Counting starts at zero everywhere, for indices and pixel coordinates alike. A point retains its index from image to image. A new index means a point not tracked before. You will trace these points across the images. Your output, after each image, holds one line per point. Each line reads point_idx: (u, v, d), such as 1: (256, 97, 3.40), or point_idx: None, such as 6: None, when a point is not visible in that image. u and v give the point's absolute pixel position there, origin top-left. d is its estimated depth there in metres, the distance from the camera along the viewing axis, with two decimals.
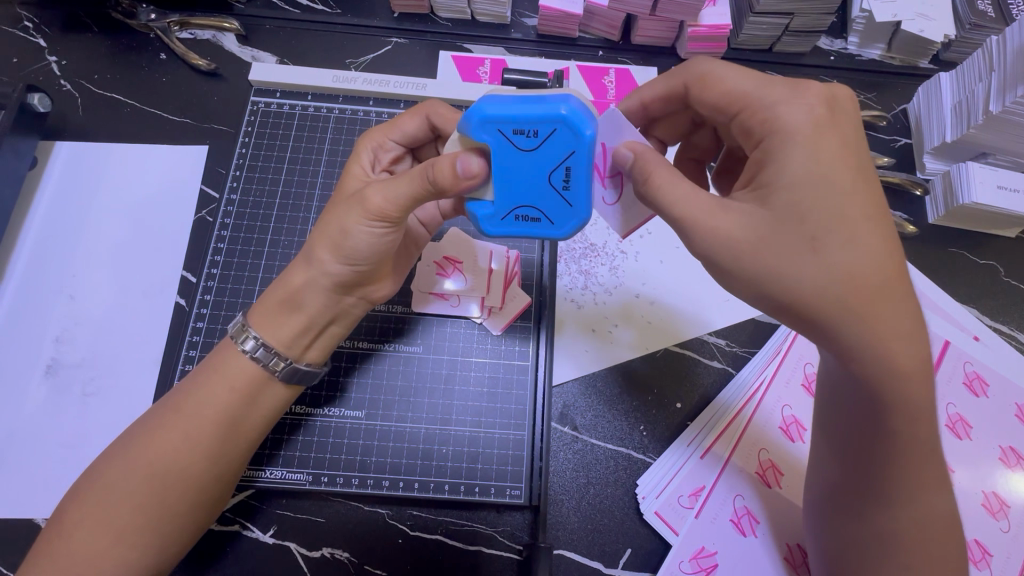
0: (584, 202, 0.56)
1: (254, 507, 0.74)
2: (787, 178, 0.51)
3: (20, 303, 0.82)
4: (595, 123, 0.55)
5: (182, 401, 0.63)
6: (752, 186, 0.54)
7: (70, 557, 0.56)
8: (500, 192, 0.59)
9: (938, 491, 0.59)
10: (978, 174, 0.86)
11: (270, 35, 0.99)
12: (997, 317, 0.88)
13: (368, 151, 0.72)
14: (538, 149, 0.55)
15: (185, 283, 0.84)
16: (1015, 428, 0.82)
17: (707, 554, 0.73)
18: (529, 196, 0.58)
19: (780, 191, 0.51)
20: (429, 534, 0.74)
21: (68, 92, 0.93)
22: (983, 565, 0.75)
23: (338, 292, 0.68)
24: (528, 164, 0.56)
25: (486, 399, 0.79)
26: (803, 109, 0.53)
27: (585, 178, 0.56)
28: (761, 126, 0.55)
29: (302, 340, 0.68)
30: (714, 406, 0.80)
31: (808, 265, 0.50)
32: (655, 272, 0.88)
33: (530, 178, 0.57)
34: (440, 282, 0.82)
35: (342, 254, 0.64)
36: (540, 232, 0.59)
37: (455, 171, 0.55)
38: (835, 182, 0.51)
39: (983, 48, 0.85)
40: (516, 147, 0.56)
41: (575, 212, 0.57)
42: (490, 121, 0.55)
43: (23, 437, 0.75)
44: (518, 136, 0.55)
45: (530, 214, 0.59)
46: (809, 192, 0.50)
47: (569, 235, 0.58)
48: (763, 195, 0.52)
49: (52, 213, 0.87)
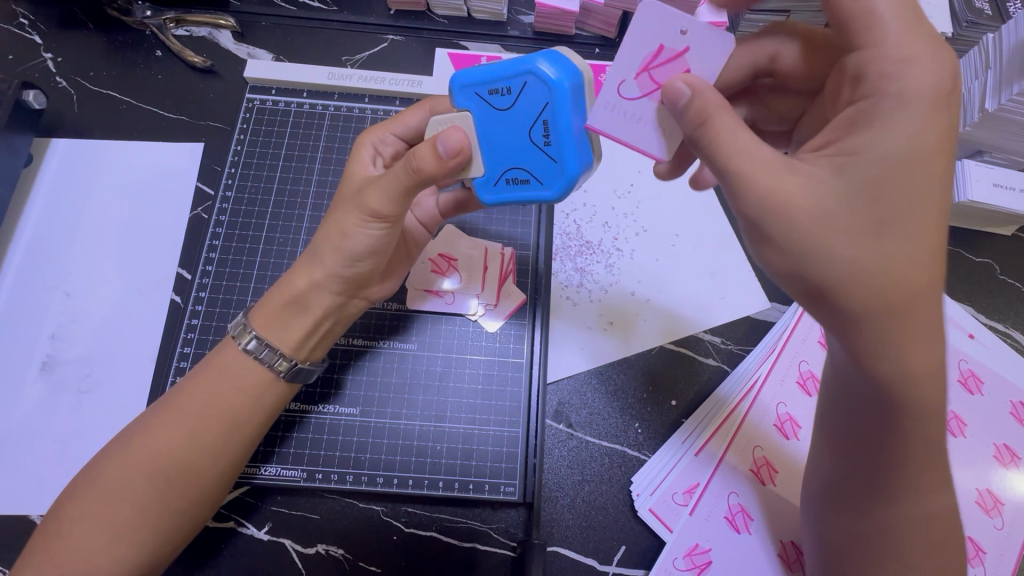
0: (568, 157, 0.57)
1: (250, 504, 0.74)
2: (881, 151, 0.47)
3: (15, 300, 0.82)
4: (567, 77, 0.56)
5: (180, 399, 0.63)
6: (832, 149, 0.50)
7: (67, 555, 0.56)
8: (489, 158, 0.62)
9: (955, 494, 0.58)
10: (973, 172, 0.85)
11: (267, 32, 0.99)
12: (992, 315, 0.89)
13: (369, 147, 0.72)
14: (512, 106, 0.58)
15: (180, 280, 0.84)
16: (1009, 425, 0.82)
17: (701, 551, 0.73)
18: (515, 158, 0.60)
19: (863, 164, 0.48)
20: (423, 531, 0.74)
21: (63, 89, 0.93)
22: (977, 562, 0.76)
23: (343, 296, 0.68)
24: (508, 126, 0.59)
25: (481, 396, 0.79)
26: (933, 73, 0.47)
27: (564, 131, 0.56)
28: (875, 80, 0.49)
29: (308, 343, 0.68)
30: (708, 404, 0.80)
31: (866, 246, 0.47)
32: (651, 270, 0.88)
33: (512, 139, 0.60)
34: (436, 279, 0.83)
35: (341, 258, 0.65)
36: (535, 195, 0.60)
37: (438, 153, 0.57)
38: (930, 168, 0.47)
39: (980, 46, 0.85)
40: (494, 108, 0.60)
41: (561, 167, 0.58)
42: (468, 88, 0.60)
43: (18, 433, 0.75)
44: (493, 97, 0.59)
45: (521, 177, 0.60)
46: (899, 171, 0.47)
47: (561, 194, 0.59)
48: (842, 164, 0.49)
49: (48, 210, 0.87)
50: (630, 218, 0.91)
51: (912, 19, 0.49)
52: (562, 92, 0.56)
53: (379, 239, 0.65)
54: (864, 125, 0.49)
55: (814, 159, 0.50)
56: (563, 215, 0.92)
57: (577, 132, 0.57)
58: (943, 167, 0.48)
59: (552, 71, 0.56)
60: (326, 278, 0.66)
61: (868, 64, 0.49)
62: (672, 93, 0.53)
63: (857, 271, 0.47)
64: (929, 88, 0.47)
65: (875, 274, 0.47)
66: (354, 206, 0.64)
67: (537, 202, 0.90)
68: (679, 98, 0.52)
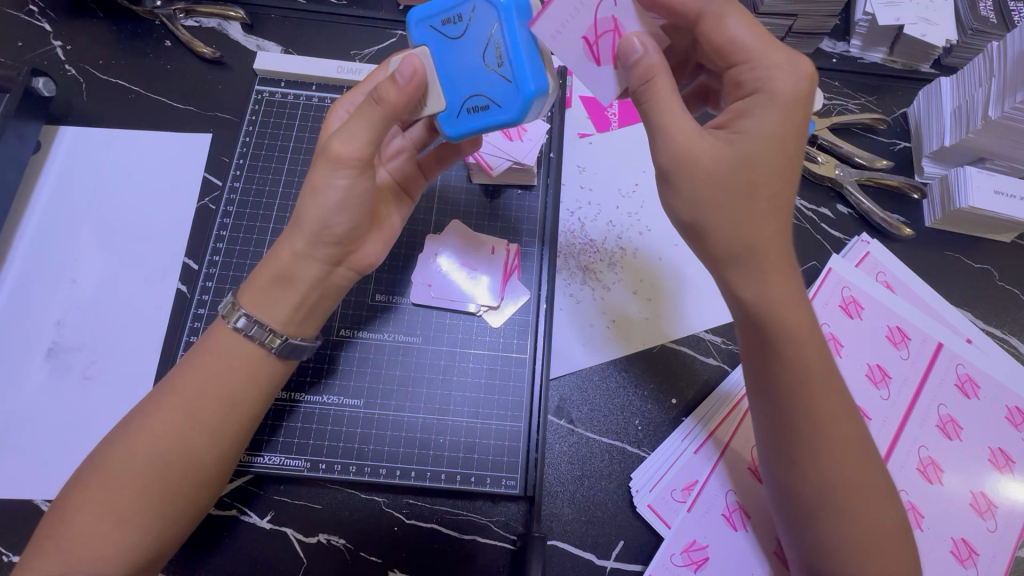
0: (522, 76, 0.59)
1: (252, 493, 0.75)
2: (758, 132, 0.55)
3: (22, 287, 0.82)
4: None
5: (179, 381, 0.63)
6: (723, 130, 0.58)
7: (73, 535, 0.57)
8: (447, 87, 0.63)
9: (856, 459, 0.61)
10: (975, 178, 0.86)
11: (276, 25, 0.99)
12: (990, 321, 0.90)
13: (343, 111, 0.74)
14: (464, 34, 0.61)
15: (187, 270, 0.85)
16: (1004, 429, 0.83)
17: (698, 547, 0.74)
18: (470, 84, 0.62)
19: (747, 141, 0.56)
20: (424, 523, 0.75)
21: (72, 77, 0.94)
22: (969, 563, 0.77)
23: (328, 263, 0.67)
24: (461, 54, 0.61)
25: (485, 390, 0.80)
26: (792, 73, 0.56)
27: (518, 51, 0.58)
28: (751, 81, 0.57)
29: (297, 316, 0.67)
30: (712, 397, 0.82)
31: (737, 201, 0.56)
32: (654, 269, 0.89)
33: (469, 68, 0.61)
34: (439, 271, 0.84)
35: (316, 225, 0.64)
36: (493, 118, 0.62)
37: (398, 84, 0.60)
38: (780, 154, 0.56)
39: (983, 53, 0.86)
40: (450, 39, 0.62)
41: (515, 87, 0.59)
42: (423, 22, 0.63)
43: (25, 417, 0.76)
44: (445, 27, 0.62)
45: (480, 103, 0.62)
46: (775, 155, 0.55)
47: (521, 115, 0.60)
48: (734, 141, 0.56)
49: (55, 198, 0.87)
50: (634, 217, 0.92)
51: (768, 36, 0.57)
52: (510, 15, 0.58)
53: (349, 192, 0.63)
54: (746, 114, 0.57)
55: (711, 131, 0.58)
56: (568, 213, 0.92)
57: (530, 55, 0.59)
58: (766, 164, 0.55)
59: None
60: (312, 249, 0.66)
61: (742, 70, 0.58)
62: (625, 48, 0.56)
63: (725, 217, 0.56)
64: (790, 87, 0.55)
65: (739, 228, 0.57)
66: (321, 158, 0.63)
67: (544, 187, 0.90)
68: (631, 52, 0.56)
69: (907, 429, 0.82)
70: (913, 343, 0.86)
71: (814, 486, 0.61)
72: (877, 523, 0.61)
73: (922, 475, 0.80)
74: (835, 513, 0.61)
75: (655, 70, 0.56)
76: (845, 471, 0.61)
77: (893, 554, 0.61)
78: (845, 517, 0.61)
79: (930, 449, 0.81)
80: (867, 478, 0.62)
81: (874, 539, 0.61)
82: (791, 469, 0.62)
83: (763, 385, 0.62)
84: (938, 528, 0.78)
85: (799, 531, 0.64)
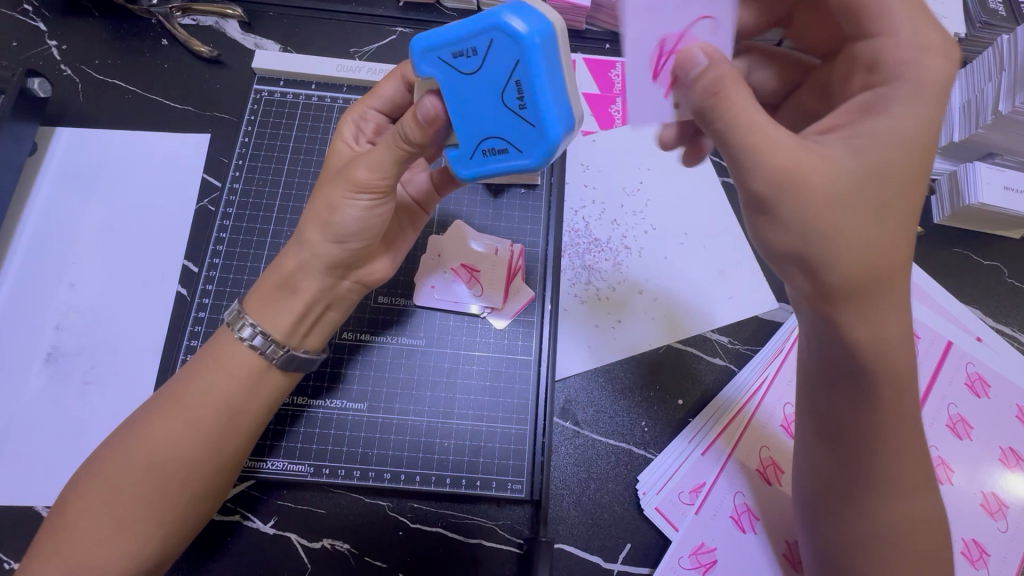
0: (546, 119, 0.53)
1: (255, 498, 0.74)
2: (886, 133, 0.50)
3: (20, 291, 0.81)
4: (500, 20, 0.51)
5: (184, 391, 0.62)
6: (833, 135, 0.52)
7: (71, 546, 0.56)
8: (461, 125, 0.57)
9: (908, 457, 0.59)
10: (985, 174, 0.85)
11: (274, 22, 0.98)
12: (999, 318, 0.88)
13: (353, 123, 0.71)
14: (480, 69, 0.53)
15: (186, 272, 0.84)
16: (1014, 428, 0.82)
17: (706, 550, 0.73)
18: (486, 124, 0.56)
19: (874, 145, 0.50)
20: (429, 527, 0.74)
21: (68, 77, 0.92)
22: (981, 565, 0.76)
23: (331, 275, 0.67)
24: (478, 89, 0.55)
25: (489, 393, 0.79)
26: (945, 60, 0.51)
27: (538, 91, 0.52)
28: (892, 65, 0.52)
29: (298, 329, 0.66)
30: (717, 402, 0.80)
31: (873, 227, 0.50)
32: (659, 269, 0.88)
33: (487, 108, 0.55)
34: (448, 278, 0.83)
35: (329, 233, 0.64)
36: (513, 163, 0.56)
37: (417, 122, 0.56)
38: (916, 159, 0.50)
39: (994, 47, 0.85)
40: (462, 73, 0.55)
41: (538, 132, 0.53)
42: (430, 52, 0.55)
43: (24, 424, 0.75)
44: (458, 60, 0.54)
45: (495, 146, 0.56)
46: (901, 160, 0.50)
47: (542, 163, 0.55)
48: (857, 145, 0.51)
49: (52, 200, 0.86)
50: (639, 216, 0.91)
51: (921, 12, 0.53)
52: (532, 48, 0.51)
53: (367, 213, 0.64)
54: (880, 108, 0.52)
55: (831, 142, 0.51)
56: (572, 213, 0.91)
57: (553, 96, 0.52)
58: (895, 174, 0.50)
59: (523, 26, 0.50)
60: (311, 258, 0.65)
61: (885, 49, 0.53)
62: (687, 60, 0.52)
63: (851, 246, 0.50)
64: (941, 76, 0.51)
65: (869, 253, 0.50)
66: (340, 179, 0.62)
67: (547, 187, 0.90)
68: (694, 65, 0.52)
69: None
70: (922, 342, 0.85)
71: (858, 478, 0.61)
72: (908, 516, 0.60)
73: None
74: (871, 506, 0.60)
75: (727, 74, 0.51)
76: (877, 464, 0.59)
77: (927, 550, 0.60)
78: (885, 508, 0.60)
79: (940, 449, 0.80)
80: (920, 486, 0.60)
81: (907, 532, 0.60)
82: (849, 466, 0.61)
83: (838, 392, 0.59)
84: (949, 529, 0.77)
85: (826, 520, 0.64)
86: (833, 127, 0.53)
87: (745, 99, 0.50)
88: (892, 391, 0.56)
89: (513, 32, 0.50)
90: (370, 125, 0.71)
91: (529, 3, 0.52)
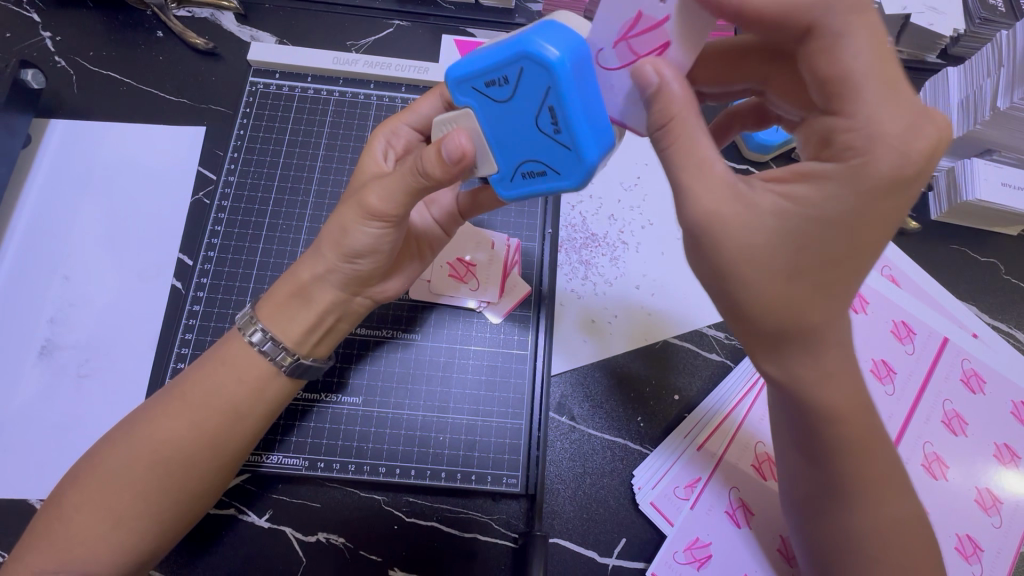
0: (587, 144, 0.50)
1: (252, 492, 0.73)
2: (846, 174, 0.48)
3: (14, 283, 0.81)
4: (536, 42, 0.48)
5: (188, 388, 0.62)
6: (777, 186, 0.50)
7: (67, 542, 0.56)
8: (500, 153, 0.56)
9: (871, 459, 0.59)
10: (983, 170, 0.84)
11: (271, 15, 0.97)
12: (995, 315, 0.88)
13: (383, 140, 0.69)
14: (512, 98, 0.51)
15: (181, 266, 0.84)
16: (1009, 425, 0.82)
17: (701, 545, 0.73)
18: (525, 152, 0.54)
19: (804, 214, 0.48)
20: (424, 521, 0.74)
21: (62, 68, 0.92)
22: (974, 560, 0.76)
23: (346, 289, 0.67)
24: (514, 117, 0.53)
25: (485, 388, 0.79)
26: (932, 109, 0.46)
27: (573, 115, 0.49)
28: (842, 147, 0.48)
29: (311, 338, 0.66)
30: (706, 404, 0.80)
31: (774, 285, 0.50)
32: (654, 264, 0.88)
33: (523, 135, 0.53)
34: (450, 282, 0.82)
35: (339, 253, 0.63)
36: (552, 186, 0.55)
37: (442, 160, 0.54)
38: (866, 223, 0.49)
39: (992, 42, 0.85)
40: (499, 101, 0.53)
41: (577, 156, 0.51)
42: (462, 82, 0.53)
43: (17, 417, 0.75)
44: (490, 89, 0.52)
45: (537, 170, 0.55)
46: (868, 211, 0.48)
47: (583, 184, 0.53)
48: (785, 206, 0.49)
49: (46, 193, 0.85)
50: (635, 211, 0.91)
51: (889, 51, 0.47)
52: (565, 73, 0.48)
53: (380, 238, 0.62)
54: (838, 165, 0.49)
55: (761, 192, 0.50)
56: (569, 208, 0.91)
57: (589, 113, 0.50)
58: (831, 235, 0.48)
59: (553, 49, 0.47)
60: (325, 272, 0.65)
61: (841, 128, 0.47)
62: (637, 77, 0.47)
63: (759, 285, 0.50)
64: (912, 114, 0.47)
65: (764, 303, 0.51)
66: (354, 205, 0.61)
67: None
68: (646, 84, 0.47)
69: (911, 424, 0.81)
70: (919, 338, 0.85)
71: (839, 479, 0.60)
72: (889, 509, 0.60)
73: (927, 471, 0.79)
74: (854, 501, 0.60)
75: (677, 108, 0.47)
76: (862, 467, 0.60)
77: (914, 547, 0.60)
78: (867, 503, 0.60)
79: (936, 444, 0.80)
80: (889, 484, 0.61)
81: (885, 530, 0.60)
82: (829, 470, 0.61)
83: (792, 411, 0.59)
84: (943, 525, 0.77)
85: (816, 516, 0.64)
86: (780, 177, 0.50)
87: (690, 130, 0.49)
88: (843, 427, 0.57)
89: (545, 57, 0.47)
90: (402, 141, 0.70)
91: (556, 22, 0.49)
